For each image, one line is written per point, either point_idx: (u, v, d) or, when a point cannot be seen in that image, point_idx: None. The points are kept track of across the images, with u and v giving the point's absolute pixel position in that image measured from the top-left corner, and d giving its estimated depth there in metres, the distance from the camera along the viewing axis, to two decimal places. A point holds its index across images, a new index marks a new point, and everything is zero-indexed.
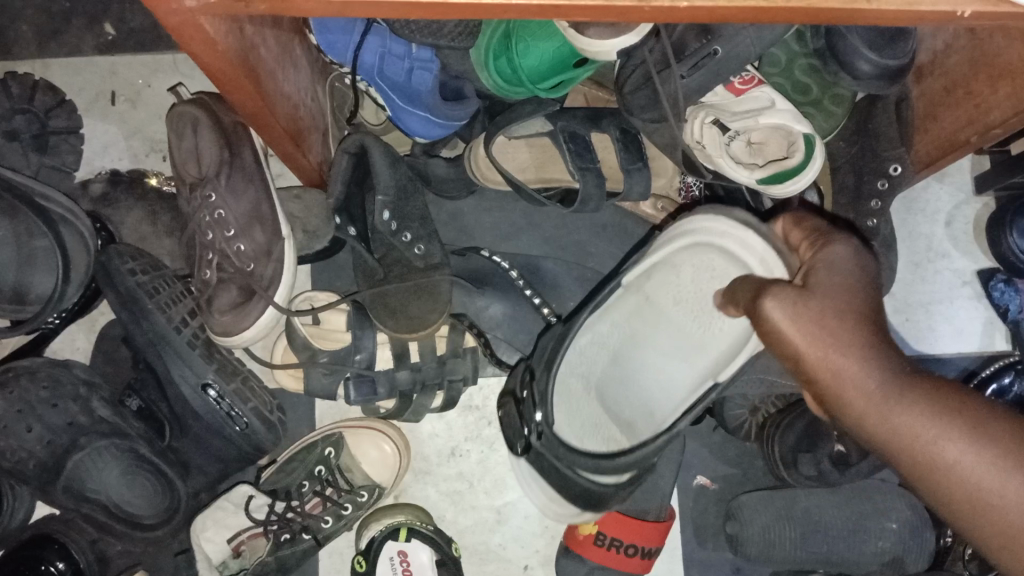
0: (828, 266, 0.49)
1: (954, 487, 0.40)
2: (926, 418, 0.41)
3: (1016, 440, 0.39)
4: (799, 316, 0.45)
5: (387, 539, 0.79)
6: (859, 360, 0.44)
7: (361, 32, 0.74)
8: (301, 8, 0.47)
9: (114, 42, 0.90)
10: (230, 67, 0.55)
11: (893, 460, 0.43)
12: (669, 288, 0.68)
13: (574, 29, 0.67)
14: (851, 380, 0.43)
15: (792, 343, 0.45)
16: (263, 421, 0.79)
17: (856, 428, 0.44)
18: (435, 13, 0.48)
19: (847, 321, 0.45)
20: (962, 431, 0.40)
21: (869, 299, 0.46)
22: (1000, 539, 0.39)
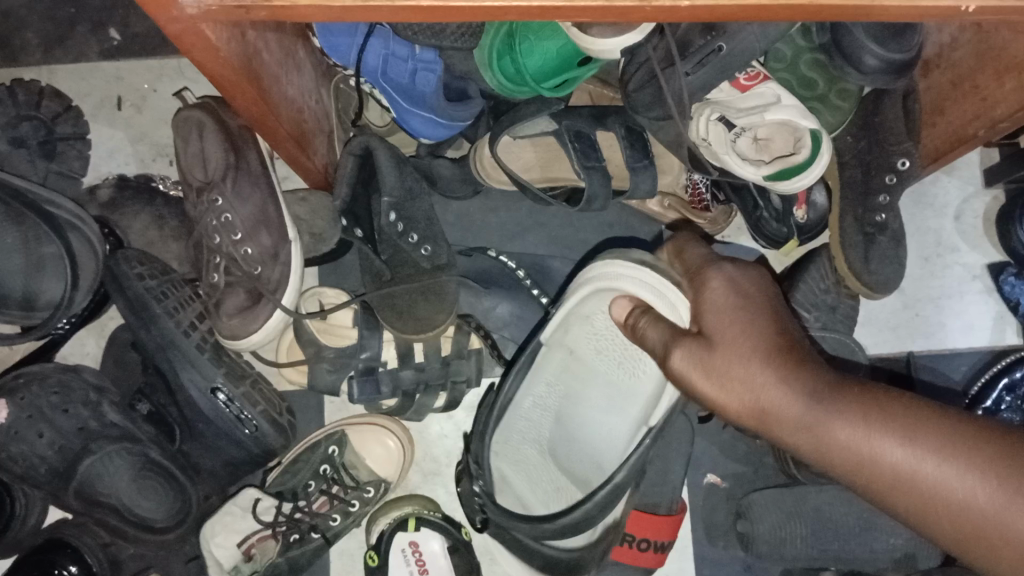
0: (712, 301, 0.56)
1: (902, 491, 0.45)
2: (860, 431, 0.46)
3: (944, 436, 0.44)
4: (711, 370, 0.53)
5: (397, 531, 0.79)
6: (786, 389, 0.49)
7: (365, 34, 0.74)
8: (301, 13, 0.47)
9: (119, 47, 0.91)
10: (231, 72, 0.55)
11: (850, 478, 0.48)
12: (587, 339, 0.71)
13: (577, 27, 0.68)
14: (784, 410, 0.49)
15: (720, 394, 0.52)
16: (272, 424, 0.79)
17: (804, 454, 0.49)
18: (434, 17, 0.48)
19: (756, 357, 0.51)
20: (898, 438, 0.45)
21: (768, 327, 0.53)
22: (959, 535, 0.43)
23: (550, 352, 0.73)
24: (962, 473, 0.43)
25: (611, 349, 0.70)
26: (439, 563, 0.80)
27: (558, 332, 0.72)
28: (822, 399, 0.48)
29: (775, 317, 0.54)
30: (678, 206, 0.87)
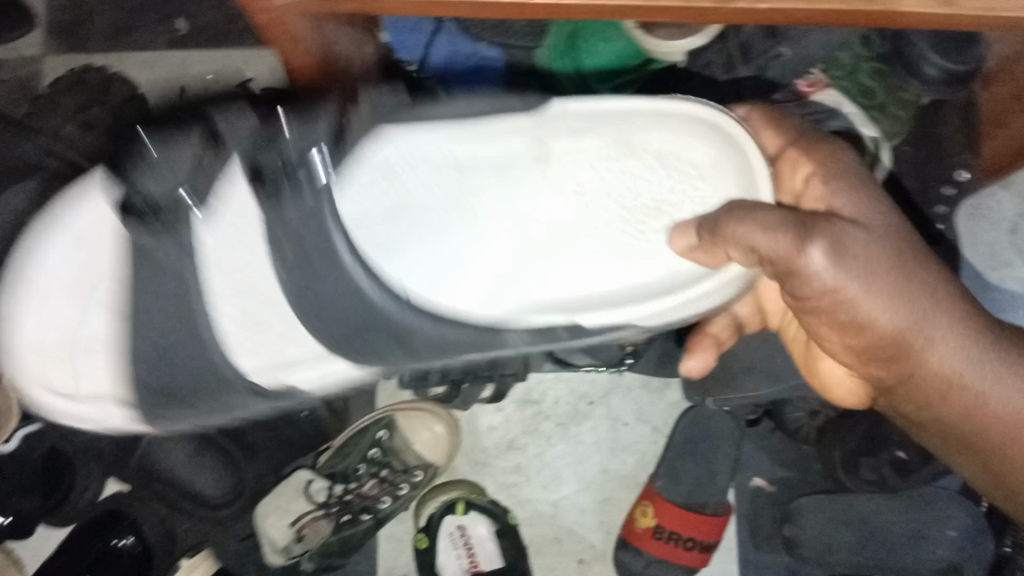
0: (850, 264, 0.45)
1: (990, 418, 0.50)
2: (977, 366, 0.48)
3: None
4: (876, 286, 0.45)
5: (445, 514, 0.83)
6: (934, 351, 0.47)
7: (431, 31, 0.76)
8: (383, 6, 0.49)
9: (186, 37, 0.93)
10: (307, 59, 0.57)
11: (942, 407, 0.51)
12: (580, 168, 0.57)
13: (642, 29, 0.70)
14: (930, 376, 0.49)
15: (880, 313, 0.46)
16: (328, 408, 0.82)
17: (916, 376, 0.49)
18: (516, 14, 0.50)
19: (914, 276, 0.46)
20: (1006, 373, 0.49)
21: (916, 286, 0.46)
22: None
23: (523, 148, 0.56)
24: None
25: (601, 173, 0.57)
26: (487, 546, 0.83)
27: (575, 123, 0.55)
28: (963, 357, 0.48)
29: (916, 268, 0.47)
30: None
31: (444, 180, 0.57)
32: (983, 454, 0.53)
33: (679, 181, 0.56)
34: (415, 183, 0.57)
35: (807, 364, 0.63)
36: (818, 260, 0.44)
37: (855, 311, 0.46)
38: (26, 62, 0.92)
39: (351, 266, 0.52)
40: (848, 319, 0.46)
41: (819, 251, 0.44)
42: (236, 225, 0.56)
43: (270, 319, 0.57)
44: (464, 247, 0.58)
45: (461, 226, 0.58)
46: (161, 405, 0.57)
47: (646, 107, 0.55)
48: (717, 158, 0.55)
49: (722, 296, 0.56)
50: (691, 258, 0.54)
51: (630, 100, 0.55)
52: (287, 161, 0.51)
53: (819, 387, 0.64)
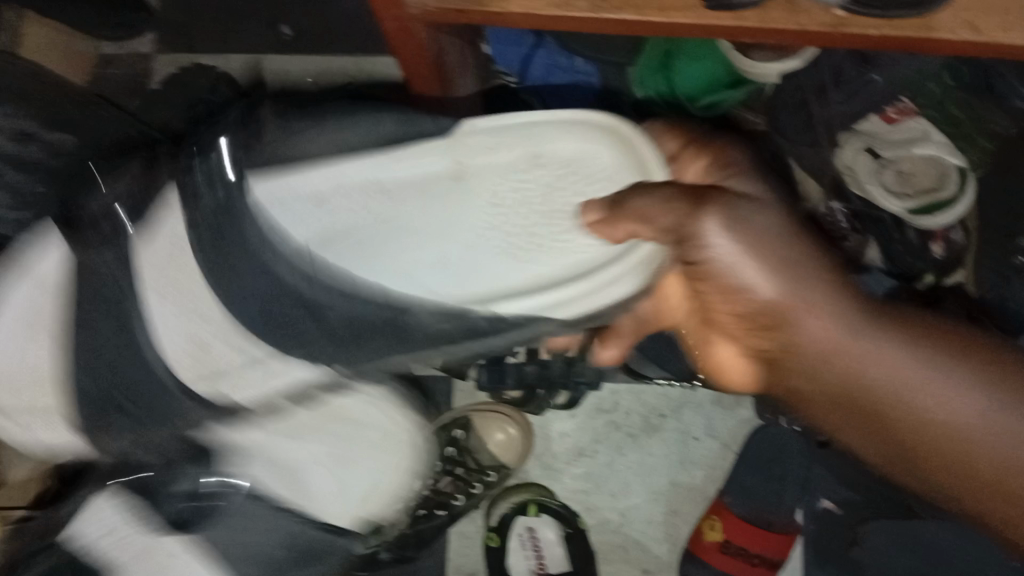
0: (742, 231, 0.46)
1: (908, 422, 0.44)
2: (906, 358, 0.44)
3: (984, 377, 0.44)
4: (748, 245, 0.46)
5: (517, 515, 0.87)
6: (818, 325, 0.45)
7: (531, 45, 0.78)
8: (508, 19, 0.51)
9: (290, 42, 0.95)
10: (420, 57, 0.60)
11: (814, 408, 0.48)
12: (495, 178, 0.62)
13: (739, 50, 0.71)
14: (813, 351, 0.45)
15: (745, 271, 0.45)
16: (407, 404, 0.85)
17: (798, 366, 0.46)
18: (629, 28, 0.51)
19: (794, 247, 0.46)
20: (942, 374, 0.44)
21: (802, 258, 0.46)
22: (980, 490, 0.44)
23: (445, 166, 0.62)
24: (989, 413, 0.43)
25: (511, 185, 0.62)
26: (554, 549, 0.87)
27: (489, 140, 0.62)
28: (862, 336, 0.45)
29: (806, 245, 0.46)
30: None
31: (377, 202, 0.63)
32: (879, 444, 0.46)
33: (580, 181, 0.61)
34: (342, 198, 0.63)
35: (707, 360, 0.58)
36: (710, 226, 0.46)
37: (737, 270, 0.46)
38: (137, 60, 0.96)
39: (269, 253, 0.57)
40: (737, 279, 0.46)
41: (714, 219, 0.46)
42: (157, 244, 0.57)
43: (206, 340, 0.58)
44: (398, 246, 0.62)
45: (393, 216, 0.63)
46: (101, 414, 0.58)
47: (545, 124, 0.62)
48: (615, 170, 0.61)
49: (628, 285, 0.57)
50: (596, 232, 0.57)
51: (535, 112, 0.62)
52: (98, 211, 0.58)
53: (710, 368, 0.59)
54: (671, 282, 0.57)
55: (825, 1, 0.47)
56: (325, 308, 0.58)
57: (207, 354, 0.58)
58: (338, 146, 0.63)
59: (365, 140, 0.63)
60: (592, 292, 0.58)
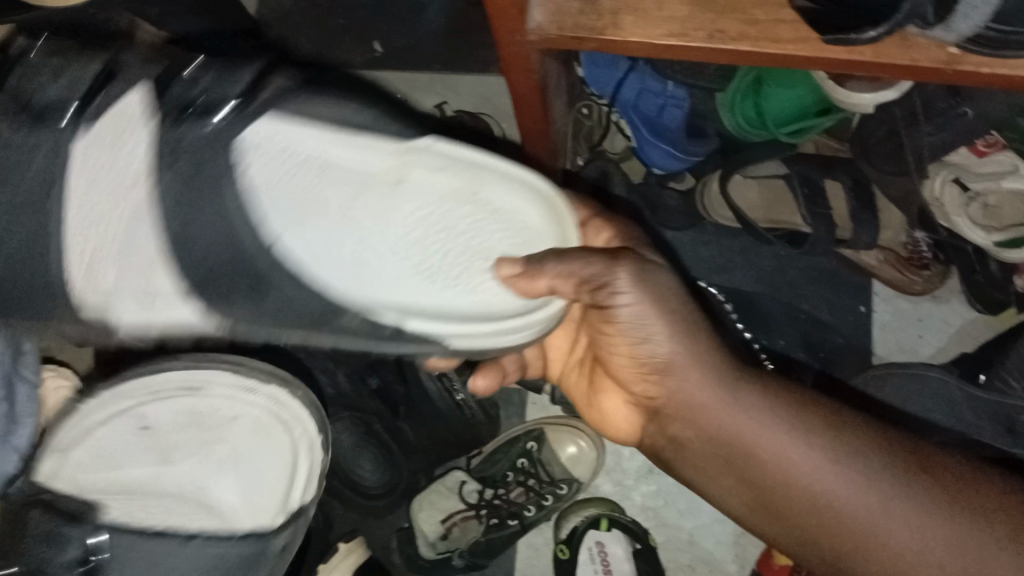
0: (641, 287, 0.51)
1: (775, 479, 0.51)
2: (771, 425, 0.51)
3: (839, 444, 0.50)
4: (650, 309, 0.52)
5: (588, 528, 0.87)
6: (697, 380, 0.52)
7: (624, 69, 0.79)
8: (624, 47, 0.52)
9: (381, 59, 0.94)
10: (530, 79, 0.61)
11: (692, 461, 0.54)
12: (427, 202, 0.52)
13: (833, 80, 0.72)
14: (692, 400, 0.52)
15: (643, 330, 0.52)
16: (485, 414, 0.87)
17: (684, 420, 0.53)
18: (745, 62, 0.52)
19: (685, 317, 0.53)
20: (809, 443, 0.50)
21: (693, 322, 0.53)
22: (816, 530, 0.50)
23: (386, 163, 0.52)
24: (837, 474, 0.49)
25: (452, 208, 0.52)
26: (622, 566, 0.87)
27: (437, 163, 0.52)
28: (731, 393, 0.52)
29: (695, 316, 0.54)
30: (893, 261, 0.87)
31: (297, 168, 0.51)
32: (738, 486, 0.52)
33: (506, 235, 0.53)
34: (275, 173, 0.51)
35: (594, 410, 0.63)
36: (622, 279, 0.51)
37: (626, 327, 0.53)
38: None
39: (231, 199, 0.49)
40: (627, 333, 0.53)
41: (625, 273, 0.51)
42: (103, 156, 0.47)
43: (94, 245, 0.47)
44: (320, 229, 0.51)
45: (314, 210, 0.51)
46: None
47: (495, 168, 0.53)
48: (543, 233, 0.54)
49: (525, 337, 0.50)
50: (512, 287, 0.50)
51: (492, 156, 0.52)
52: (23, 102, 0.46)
53: (597, 424, 0.64)
54: (569, 337, 0.66)
55: (939, 38, 0.48)
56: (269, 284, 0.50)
57: (142, 273, 0.48)
58: (297, 123, 0.51)
59: (324, 121, 0.51)
60: (491, 335, 0.49)
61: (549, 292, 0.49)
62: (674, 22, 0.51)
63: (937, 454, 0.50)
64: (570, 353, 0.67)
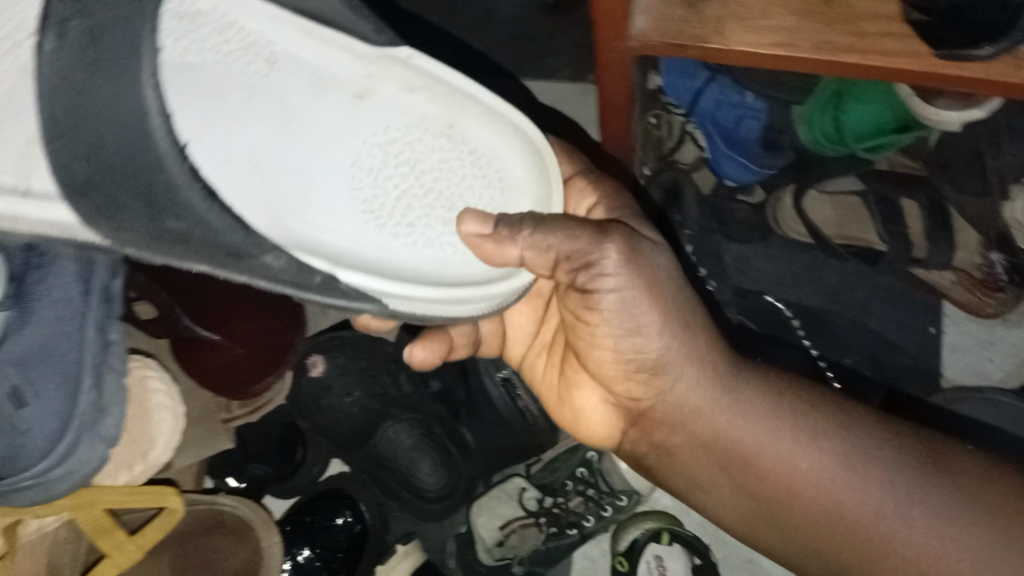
0: (630, 269, 0.49)
1: (775, 487, 0.50)
2: (764, 430, 0.50)
3: (842, 448, 0.48)
4: (630, 296, 0.49)
5: (649, 541, 0.85)
6: (693, 386, 0.51)
7: (704, 81, 0.79)
8: (729, 56, 0.52)
9: None
10: (624, 84, 0.61)
11: (687, 469, 0.53)
12: (385, 120, 0.48)
13: (919, 97, 0.71)
14: (686, 406, 0.51)
15: (636, 324, 0.49)
16: (548, 422, 0.86)
17: (677, 426, 0.52)
18: (851, 74, 0.51)
19: (676, 312, 0.50)
20: (809, 450, 0.49)
21: (693, 320, 0.51)
22: (818, 536, 0.49)
23: (352, 73, 0.48)
24: (842, 478, 0.48)
25: (430, 138, 0.49)
26: None
27: (407, 81, 0.48)
28: (729, 397, 0.51)
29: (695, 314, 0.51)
30: (966, 284, 0.85)
31: (243, 74, 0.45)
32: (734, 495, 0.51)
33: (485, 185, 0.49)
34: (182, 47, 0.44)
35: (569, 412, 0.60)
36: (610, 258, 0.48)
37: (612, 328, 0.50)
38: None
39: (148, 87, 0.37)
40: (609, 333, 0.51)
41: (614, 251, 0.48)
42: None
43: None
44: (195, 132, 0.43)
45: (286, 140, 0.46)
46: None
47: (478, 103, 0.50)
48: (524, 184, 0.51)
49: (479, 306, 0.49)
50: (473, 247, 0.47)
51: (478, 88, 0.50)
52: None
53: (567, 423, 0.62)
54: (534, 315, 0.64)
55: None
56: (182, 208, 0.39)
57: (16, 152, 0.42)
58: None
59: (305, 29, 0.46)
60: (434, 303, 0.47)
61: (518, 261, 0.48)
62: (781, 33, 0.50)
63: (956, 452, 0.48)
64: (546, 332, 0.63)
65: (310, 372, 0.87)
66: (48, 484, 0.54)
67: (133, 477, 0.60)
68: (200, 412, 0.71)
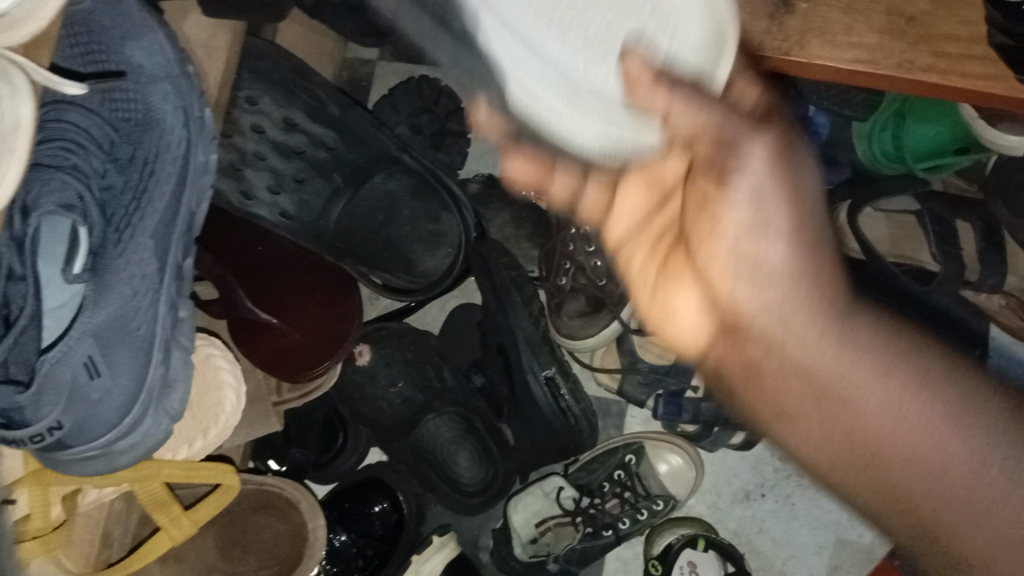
0: (771, 171, 0.37)
1: (886, 453, 0.36)
2: (887, 380, 0.36)
3: (998, 426, 0.34)
4: (753, 201, 0.38)
5: (684, 547, 0.85)
6: (788, 302, 0.38)
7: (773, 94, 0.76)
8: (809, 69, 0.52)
9: None
10: None
11: (768, 407, 0.39)
12: None
13: (980, 119, 0.70)
14: (775, 326, 0.38)
15: (742, 229, 0.39)
16: (588, 423, 0.86)
17: (766, 353, 0.38)
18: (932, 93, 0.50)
19: (795, 213, 0.38)
20: (946, 416, 0.35)
21: (813, 224, 0.38)
22: (931, 518, 0.36)
23: None
24: (985, 464, 0.34)
25: None
26: None
27: None
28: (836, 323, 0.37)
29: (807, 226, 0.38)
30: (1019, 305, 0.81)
31: None
32: (826, 441, 0.38)
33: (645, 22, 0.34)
34: None
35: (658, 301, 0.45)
36: (754, 156, 0.36)
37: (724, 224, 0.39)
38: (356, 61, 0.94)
39: None
40: (729, 230, 0.39)
41: (763, 146, 0.36)
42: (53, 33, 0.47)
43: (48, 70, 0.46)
44: None
45: None
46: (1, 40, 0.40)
47: None
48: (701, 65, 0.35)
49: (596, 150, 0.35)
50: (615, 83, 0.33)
51: None
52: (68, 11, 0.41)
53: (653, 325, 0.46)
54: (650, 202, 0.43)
55: None
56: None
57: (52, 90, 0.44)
58: None
59: None
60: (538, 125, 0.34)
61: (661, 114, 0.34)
62: None
63: None
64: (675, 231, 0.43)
65: (356, 360, 0.88)
66: (112, 456, 0.56)
67: (193, 452, 0.63)
68: (251, 393, 0.72)
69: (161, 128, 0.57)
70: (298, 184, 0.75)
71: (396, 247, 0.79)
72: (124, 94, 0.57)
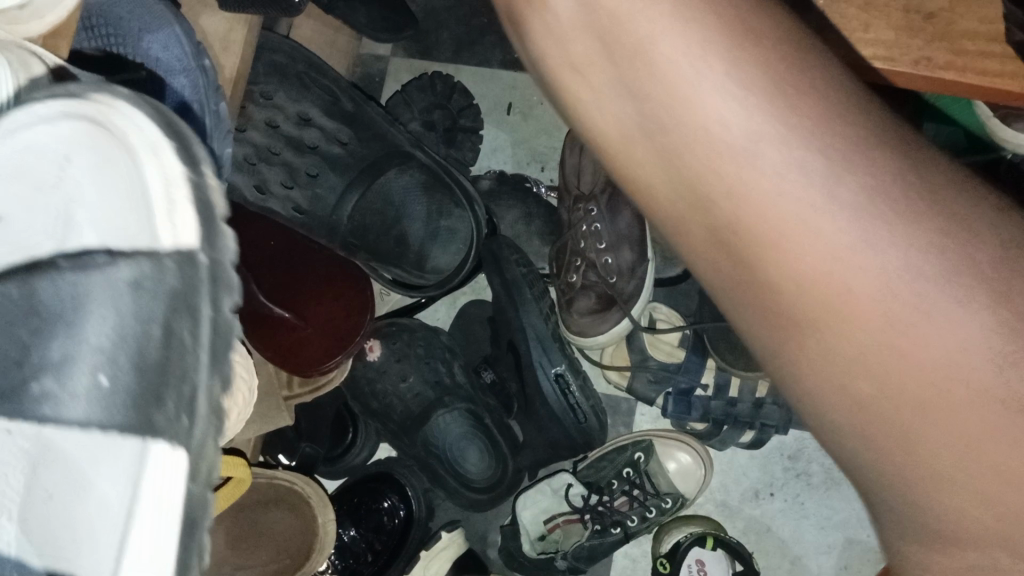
0: None
1: (781, 246, 0.32)
2: (806, 165, 0.31)
3: (928, 229, 0.31)
4: None
5: (693, 545, 0.85)
6: (721, 80, 0.32)
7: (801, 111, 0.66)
8: None
9: (519, 61, 0.92)
10: None
11: (657, 185, 0.35)
12: None
13: (997, 119, 0.67)
14: (706, 105, 0.33)
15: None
16: (599, 420, 0.86)
17: (665, 130, 0.34)
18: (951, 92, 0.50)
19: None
20: (871, 208, 0.31)
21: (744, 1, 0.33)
22: (843, 338, 0.31)
23: None
24: (912, 268, 0.30)
25: None
26: None
27: None
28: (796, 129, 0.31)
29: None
30: None
31: None
32: (705, 232, 0.34)
33: None
34: None
35: None
36: None
37: (698, 27, 0.33)
38: (369, 59, 0.94)
39: None
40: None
41: None
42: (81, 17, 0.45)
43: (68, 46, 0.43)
44: None
45: None
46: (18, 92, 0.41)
47: None
48: None
49: None
50: None
51: None
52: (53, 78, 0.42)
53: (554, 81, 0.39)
54: None
55: None
56: None
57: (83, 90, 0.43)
58: None
59: None
60: None
61: None
62: None
63: None
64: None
65: (367, 355, 0.88)
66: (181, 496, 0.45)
67: None
68: (265, 387, 0.73)
69: (188, 119, 0.56)
70: (312, 178, 0.76)
71: (407, 241, 0.79)
72: (150, 91, 0.57)
